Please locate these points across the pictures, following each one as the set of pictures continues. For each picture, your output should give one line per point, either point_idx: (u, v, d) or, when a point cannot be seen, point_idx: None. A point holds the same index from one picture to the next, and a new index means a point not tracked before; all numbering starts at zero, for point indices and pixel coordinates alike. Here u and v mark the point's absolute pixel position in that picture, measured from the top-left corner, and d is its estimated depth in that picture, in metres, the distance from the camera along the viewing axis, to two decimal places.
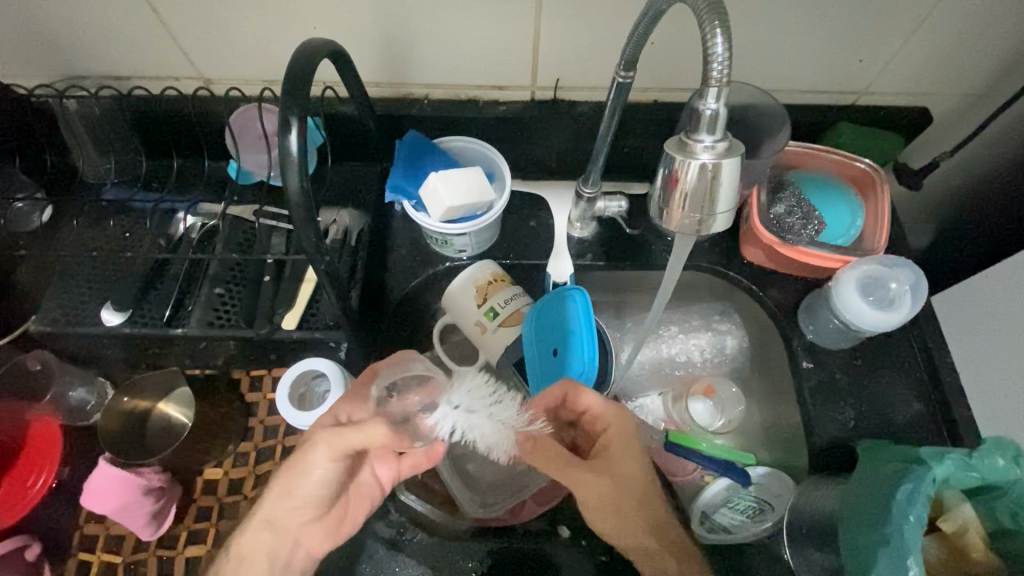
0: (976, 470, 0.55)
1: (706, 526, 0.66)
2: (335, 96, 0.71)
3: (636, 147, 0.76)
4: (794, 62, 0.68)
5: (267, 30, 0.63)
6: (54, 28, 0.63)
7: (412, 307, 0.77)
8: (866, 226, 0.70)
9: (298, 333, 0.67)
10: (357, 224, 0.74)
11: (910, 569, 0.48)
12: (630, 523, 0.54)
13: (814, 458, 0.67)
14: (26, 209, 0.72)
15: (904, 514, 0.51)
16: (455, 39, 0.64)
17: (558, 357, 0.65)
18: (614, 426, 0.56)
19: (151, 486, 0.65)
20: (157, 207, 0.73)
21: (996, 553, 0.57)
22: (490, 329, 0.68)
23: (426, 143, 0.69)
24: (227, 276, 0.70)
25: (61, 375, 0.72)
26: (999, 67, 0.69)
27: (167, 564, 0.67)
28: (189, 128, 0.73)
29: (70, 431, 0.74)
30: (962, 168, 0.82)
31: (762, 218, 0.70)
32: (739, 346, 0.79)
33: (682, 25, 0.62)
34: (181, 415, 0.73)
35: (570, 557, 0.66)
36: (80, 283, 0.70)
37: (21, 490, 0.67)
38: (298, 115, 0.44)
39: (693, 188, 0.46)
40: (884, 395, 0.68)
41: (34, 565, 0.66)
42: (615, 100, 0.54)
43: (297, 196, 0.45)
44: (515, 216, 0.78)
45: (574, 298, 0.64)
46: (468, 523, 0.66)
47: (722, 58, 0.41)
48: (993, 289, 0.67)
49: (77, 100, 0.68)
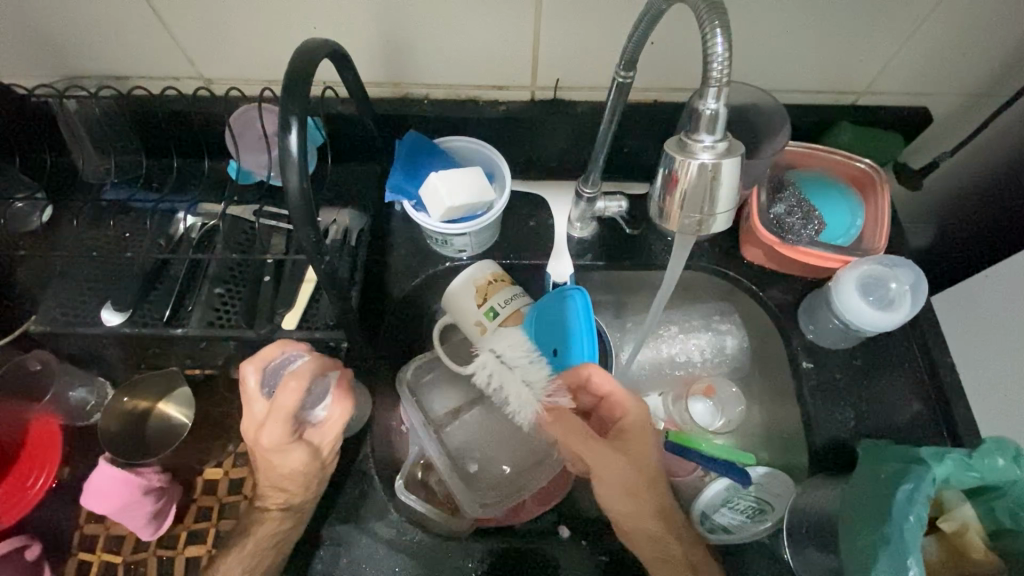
0: (976, 471, 0.55)
1: (706, 526, 0.67)
2: (335, 96, 0.71)
3: (636, 147, 0.76)
4: (794, 62, 0.68)
5: (266, 30, 0.63)
6: (53, 27, 0.63)
7: (412, 307, 0.77)
8: (866, 225, 0.70)
9: (297, 333, 0.67)
10: (357, 224, 0.73)
11: (910, 569, 0.48)
12: (624, 499, 0.60)
13: (814, 458, 0.67)
14: (25, 210, 0.72)
15: (904, 514, 0.51)
16: (454, 39, 0.64)
17: (558, 357, 0.66)
18: (631, 413, 0.62)
19: (150, 487, 0.65)
20: (157, 207, 0.73)
21: (996, 553, 0.57)
22: (490, 329, 0.68)
23: (426, 143, 0.69)
24: (227, 276, 0.70)
25: (61, 374, 0.71)
26: (1000, 66, 0.69)
27: (167, 564, 0.67)
28: (189, 128, 0.73)
29: (70, 431, 0.74)
30: (961, 168, 0.82)
31: (762, 218, 0.70)
32: (739, 346, 0.79)
33: (682, 25, 0.62)
34: (182, 415, 0.72)
35: (569, 557, 0.65)
36: (79, 283, 0.70)
37: (20, 490, 0.68)
38: (298, 114, 0.44)
39: (693, 187, 0.46)
40: (884, 395, 0.68)
41: (35, 565, 0.66)
42: (615, 100, 0.54)
43: (297, 196, 0.44)
44: (514, 216, 0.78)
45: (574, 298, 0.65)
46: (468, 522, 0.65)
47: (722, 58, 0.41)
48: (993, 289, 0.67)
49: (77, 99, 0.68)
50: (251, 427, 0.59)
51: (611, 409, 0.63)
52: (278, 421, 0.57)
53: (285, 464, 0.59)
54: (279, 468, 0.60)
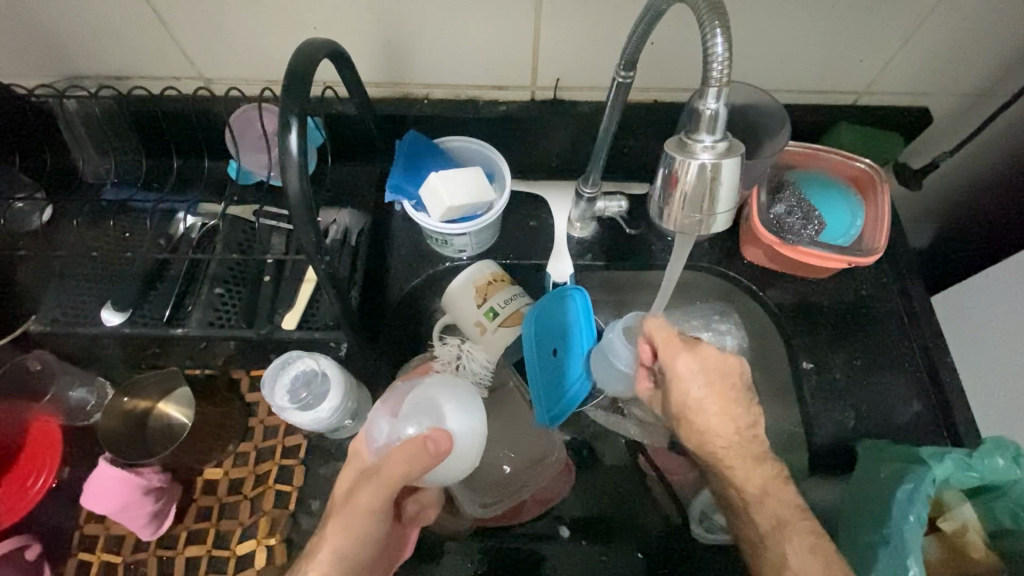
0: (977, 471, 0.55)
1: (705, 524, 0.68)
2: (335, 96, 0.71)
3: (636, 146, 0.76)
4: (794, 62, 0.68)
5: (266, 29, 0.63)
6: (54, 28, 0.63)
7: (412, 307, 0.77)
8: (866, 226, 0.69)
9: (298, 333, 0.67)
10: (356, 224, 0.74)
11: (910, 569, 0.50)
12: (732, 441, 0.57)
13: (815, 458, 0.67)
14: (25, 210, 0.71)
15: (904, 514, 0.53)
16: (454, 39, 0.64)
17: (559, 357, 0.66)
18: (432, 448, 0.53)
19: (151, 487, 0.65)
20: (157, 207, 0.73)
21: (996, 553, 0.57)
22: (490, 329, 0.68)
23: (426, 143, 0.69)
24: (227, 276, 0.70)
25: (61, 374, 0.72)
26: (1000, 66, 0.69)
27: (167, 564, 0.67)
28: (188, 129, 0.73)
29: (70, 431, 0.74)
30: (961, 169, 0.82)
31: (762, 218, 0.69)
32: (739, 346, 0.76)
33: (682, 25, 0.63)
34: (181, 414, 0.73)
35: (569, 557, 0.68)
36: (80, 283, 0.70)
37: (21, 490, 0.67)
38: (298, 115, 0.44)
39: (693, 187, 0.46)
40: (884, 395, 0.68)
41: (35, 565, 0.66)
42: (615, 99, 0.54)
43: (297, 196, 0.45)
44: (515, 216, 0.78)
45: (575, 298, 0.66)
46: (468, 522, 0.67)
47: (722, 58, 0.41)
48: (992, 289, 0.67)
49: (77, 99, 0.68)
50: (334, 504, 0.57)
51: (428, 448, 0.53)
52: (372, 485, 0.54)
53: (364, 523, 0.53)
54: (339, 504, 0.57)
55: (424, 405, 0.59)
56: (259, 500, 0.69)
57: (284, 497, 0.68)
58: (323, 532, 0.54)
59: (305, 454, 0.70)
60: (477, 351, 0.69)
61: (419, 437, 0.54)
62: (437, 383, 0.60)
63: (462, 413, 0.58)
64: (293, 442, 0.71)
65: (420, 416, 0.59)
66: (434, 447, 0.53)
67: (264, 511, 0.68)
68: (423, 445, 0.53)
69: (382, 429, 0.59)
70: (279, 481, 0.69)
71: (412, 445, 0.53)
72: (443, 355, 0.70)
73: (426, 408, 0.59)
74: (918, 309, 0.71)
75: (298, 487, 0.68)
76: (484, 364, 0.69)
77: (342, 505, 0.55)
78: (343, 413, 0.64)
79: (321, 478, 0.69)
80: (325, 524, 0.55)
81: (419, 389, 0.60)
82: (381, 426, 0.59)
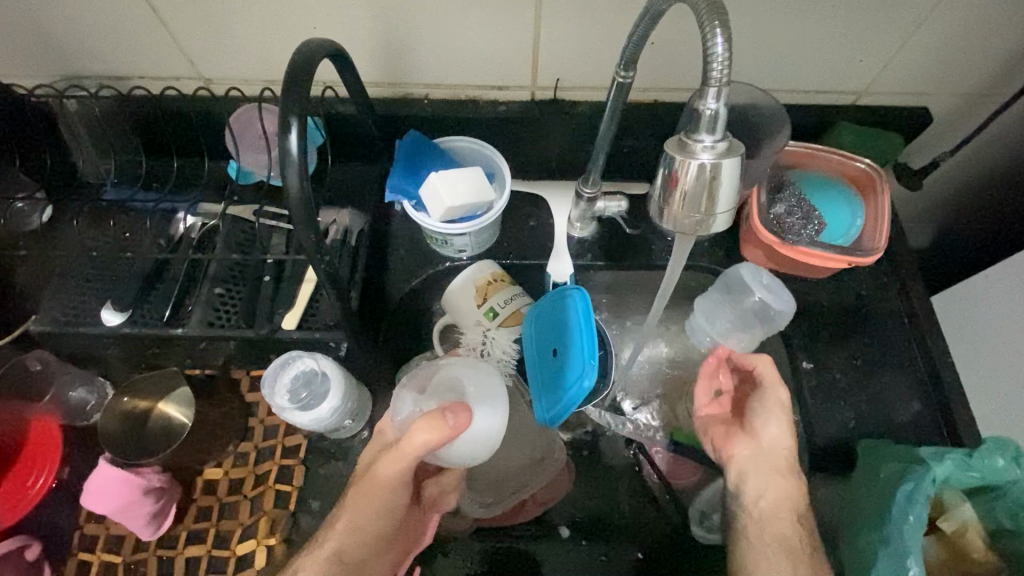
0: (977, 471, 0.56)
1: (705, 524, 0.68)
2: (335, 96, 0.71)
3: (636, 146, 0.76)
4: (794, 62, 0.68)
5: (266, 30, 0.63)
6: (53, 28, 0.63)
7: (412, 306, 0.77)
8: (866, 226, 0.69)
9: (297, 333, 0.67)
10: (357, 224, 0.73)
11: (910, 569, 0.50)
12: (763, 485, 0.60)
13: (815, 458, 0.67)
14: (25, 210, 0.71)
15: (904, 514, 0.53)
16: (453, 39, 0.64)
17: (559, 356, 0.64)
18: (454, 421, 0.52)
19: (151, 487, 0.65)
20: (157, 207, 0.73)
21: (996, 553, 0.57)
22: (490, 329, 0.69)
23: (426, 143, 0.69)
24: (227, 276, 0.70)
25: (60, 374, 0.72)
26: (999, 66, 0.69)
27: (167, 564, 0.67)
28: (187, 129, 0.73)
29: (69, 431, 0.74)
30: (962, 170, 0.82)
31: (762, 218, 0.69)
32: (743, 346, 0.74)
33: (681, 25, 0.63)
34: (182, 415, 0.72)
35: (569, 557, 0.67)
36: (80, 283, 0.70)
37: (21, 490, 0.67)
38: (298, 114, 0.44)
39: (693, 187, 0.46)
40: (884, 395, 0.68)
41: (35, 565, 0.66)
42: (615, 99, 0.53)
43: (296, 196, 0.45)
44: (515, 216, 0.78)
45: (574, 298, 0.64)
46: (468, 523, 0.67)
47: (722, 58, 0.41)
48: (993, 288, 0.67)
49: (77, 99, 0.68)
50: (353, 481, 0.58)
51: (451, 419, 0.52)
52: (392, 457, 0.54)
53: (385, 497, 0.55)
54: (357, 484, 0.57)
55: (450, 384, 0.59)
56: (259, 500, 0.69)
57: (284, 496, 0.68)
58: (348, 512, 0.55)
59: (305, 454, 0.70)
60: (501, 337, 0.69)
61: (442, 408, 0.53)
62: (462, 363, 0.60)
63: (485, 394, 0.58)
64: (293, 441, 0.71)
65: (445, 394, 0.59)
66: (452, 418, 0.52)
67: (264, 511, 0.68)
68: (444, 417, 0.52)
69: (405, 404, 0.59)
70: (279, 481, 0.69)
71: (433, 415, 0.52)
72: (467, 342, 0.69)
73: (449, 386, 0.59)
74: (918, 309, 0.71)
75: (298, 487, 0.68)
76: (507, 354, 0.70)
77: (358, 482, 0.57)
78: (342, 414, 0.64)
79: (321, 478, 0.69)
80: (349, 502, 0.56)
81: (444, 369, 0.61)
82: (404, 402, 0.59)
